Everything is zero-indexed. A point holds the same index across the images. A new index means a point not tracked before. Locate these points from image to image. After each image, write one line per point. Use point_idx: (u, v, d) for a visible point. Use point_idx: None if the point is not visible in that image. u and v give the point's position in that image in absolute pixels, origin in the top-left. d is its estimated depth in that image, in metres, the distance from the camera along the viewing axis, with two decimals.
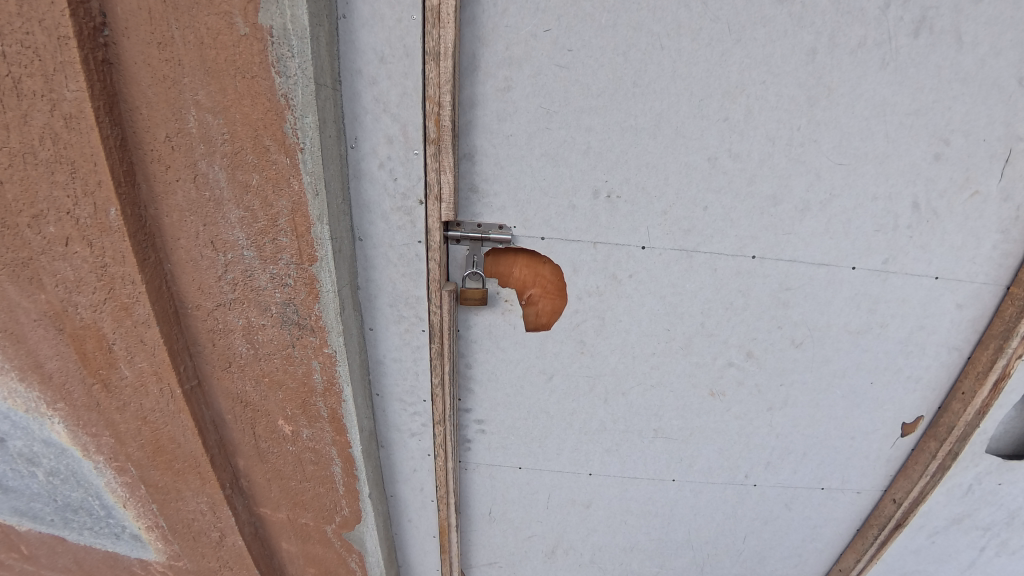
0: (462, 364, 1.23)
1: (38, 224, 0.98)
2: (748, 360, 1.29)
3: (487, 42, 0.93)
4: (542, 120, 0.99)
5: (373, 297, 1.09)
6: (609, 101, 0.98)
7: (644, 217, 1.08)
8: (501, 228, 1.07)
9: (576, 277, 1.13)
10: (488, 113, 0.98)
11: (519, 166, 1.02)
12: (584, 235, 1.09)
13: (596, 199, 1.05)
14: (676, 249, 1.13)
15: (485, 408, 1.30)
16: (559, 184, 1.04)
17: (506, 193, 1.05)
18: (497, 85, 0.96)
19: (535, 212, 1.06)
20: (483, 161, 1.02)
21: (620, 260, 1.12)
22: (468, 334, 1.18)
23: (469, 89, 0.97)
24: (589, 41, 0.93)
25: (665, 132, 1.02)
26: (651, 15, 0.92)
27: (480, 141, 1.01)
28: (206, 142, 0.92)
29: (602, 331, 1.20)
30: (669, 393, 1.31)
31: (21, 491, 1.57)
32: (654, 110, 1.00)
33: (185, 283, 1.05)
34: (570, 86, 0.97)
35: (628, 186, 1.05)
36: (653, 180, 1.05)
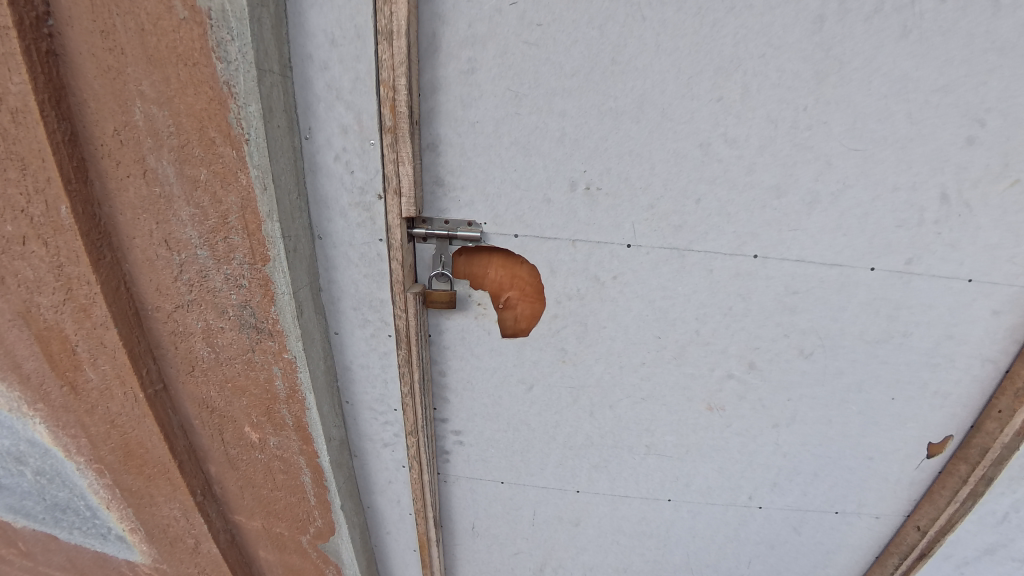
0: (435, 371, 1.15)
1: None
2: (749, 373, 1.18)
3: (447, 20, 0.85)
4: (511, 105, 0.90)
5: (335, 299, 1.03)
6: (584, 83, 0.89)
7: (628, 213, 0.98)
8: (471, 224, 0.99)
9: (554, 280, 1.04)
10: (451, 98, 0.90)
11: (487, 156, 0.94)
12: (561, 232, 0.98)
13: (573, 192, 0.95)
14: (666, 248, 1.02)
15: (462, 417, 1.22)
16: (532, 176, 0.94)
17: (474, 187, 0.96)
18: (460, 66, 0.88)
19: (506, 208, 0.97)
20: (447, 151, 0.94)
21: (602, 261, 1.01)
22: (440, 339, 1.10)
23: (429, 72, 0.89)
24: (561, 14, 0.84)
25: (649, 116, 0.92)
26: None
27: (444, 129, 0.92)
28: (153, 136, 0.87)
29: (585, 338, 1.10)
30: (661, 407, 1.21)
31: (15, 489, 1.59)
32: (636, 93, 0.90)
33: (145, 285, 1.01)
34: (540, 67, 0.88)
35: (609, 178, 0.95)
36: (636, 171, 0.95)
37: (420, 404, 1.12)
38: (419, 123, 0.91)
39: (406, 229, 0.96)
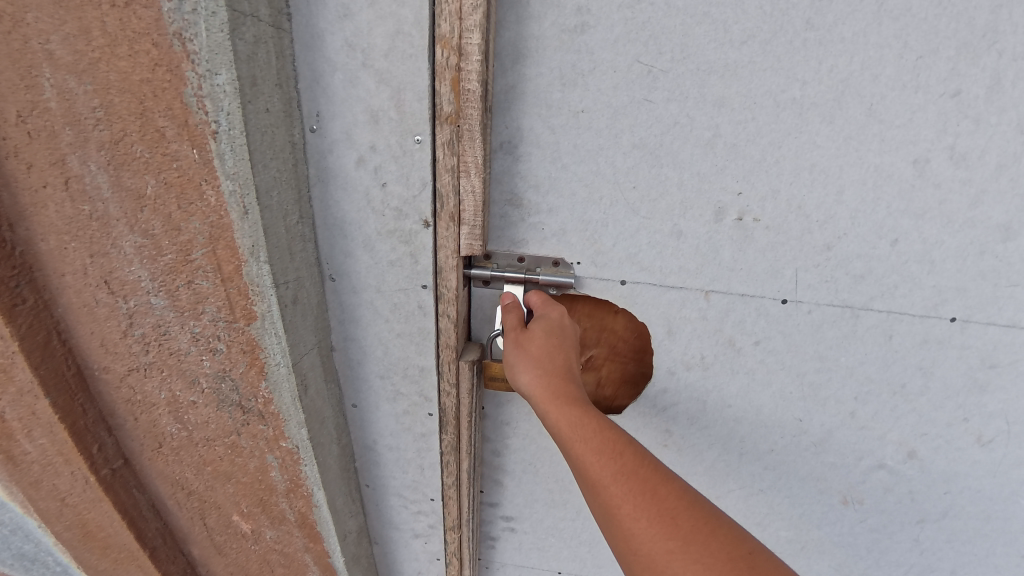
0: (488, 449, 0.85)
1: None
2: (905, 463, 0.77)
3: None
4: (639, 84, 0.57)
5: (356, 360, 0.72)
6: (758, 55, 0.55)
7: (792, 256, 0.65)
8: (558, 263, 0.68)
9: (671, 344, 0.72)
10: (544, 72, 0.58)
11: (592, 165, 0.62)
12: (690, 279, 0.67)
13: (719, 224, 0.64)
14: (833, 305, 0.67)
15: (516, 504, 0.91)
16: (659, 199, 0.63)
17: (566, 210, 0.65)
18: (564, 21, 0.55)
19: (613, 241, 0.66)
20: (530, 154, 0.62)
21: (745, 320, 0.69)
22: (500, 411, 0.81)
23: (513, 31, 0.57)
24: None
25: (843, 114, 0.58)
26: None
27: (529, 122, 0.60)
28: (71, 121, 0.53)
29: (699, 420, 0.77)
30: (779, 500, 0.84)
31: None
32: (832, 76, 0.56)
33: (84, 339, 0.70)
34: (690, 25, 0.54)
35: (773, 204, 0.62)
36: (810, 195, 0.62)
37: (467, 498, 0.82)
38: (490, 111, 0.59)
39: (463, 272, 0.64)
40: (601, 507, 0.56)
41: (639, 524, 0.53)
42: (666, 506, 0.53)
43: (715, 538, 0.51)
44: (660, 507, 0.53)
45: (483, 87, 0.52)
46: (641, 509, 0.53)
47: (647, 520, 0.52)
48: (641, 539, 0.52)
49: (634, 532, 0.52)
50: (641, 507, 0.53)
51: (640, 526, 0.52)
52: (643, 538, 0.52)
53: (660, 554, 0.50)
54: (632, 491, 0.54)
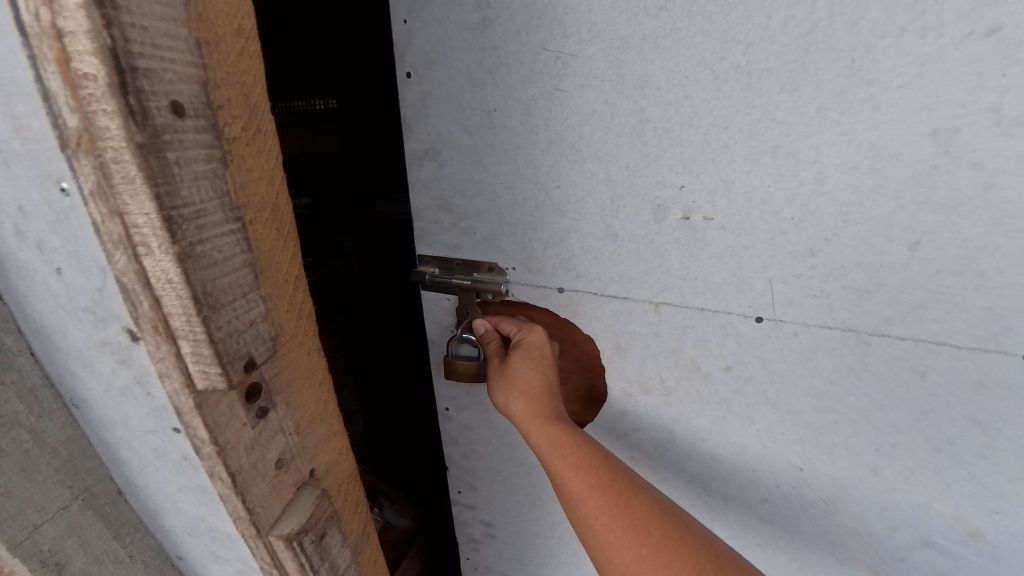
0: (456, 453, 0.85)
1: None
2: (965, 548, 0.55)
3: None
4: (550, 76, 0.52)
5: (143, 490, 0.48)
6: (682, 21, 0.45)
7: (761, 263, 0.52)
8: (489, 267, 0.66)
9: (623, 362, 0.64)
10: (456, 74, 0.56)
11: (512, 165, 0.58)
12: (635, 287, 0.59)
13: (662, 225, 0.54)
14: (829, 327, 0.52)
15: (490, 511, 0.88)
16: (586, 199, 0.56)
17: (494, 212, 0.62)
18: (466, 19, 0.52)
19: (546, 246, 0.61)
20: (454, 159, 0.60)
21: (708, 340, 0.58)
22: (461, 415, 0.80)
23: (422, 36, 0.55)
24: None
25: (812, 79, 0.44)
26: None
27: (443, 124, 0.59)
28: None
29: (668, 449, 0.67)
30: (787, 565, 0.66)
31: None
32: (789, 30, 0.43)
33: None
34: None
35: (726, 199, 0.51)
36: (778, 186, 0.48)
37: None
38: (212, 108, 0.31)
39: (240, 401, 0.37)
40: (575, 515, 0.56)
41: (612, 532, 0.53)
42: (639, 516, 0.53)
43: (683, 545, 0.52)
44: (633, 517, 0.53)
45: (110, 61, 0.25)
46: (615, 518, 0.54)
47: (621, 529, 0.53)
48: (615, 547, 0.53)
49: (608, 541, 0.53)
50: (615, 517, 0.54)
51: (614, 535, 0.53)
52: (616, 545, 0.53)
53: (632, 560, 0.52)
54: (606, 502, 0.54)
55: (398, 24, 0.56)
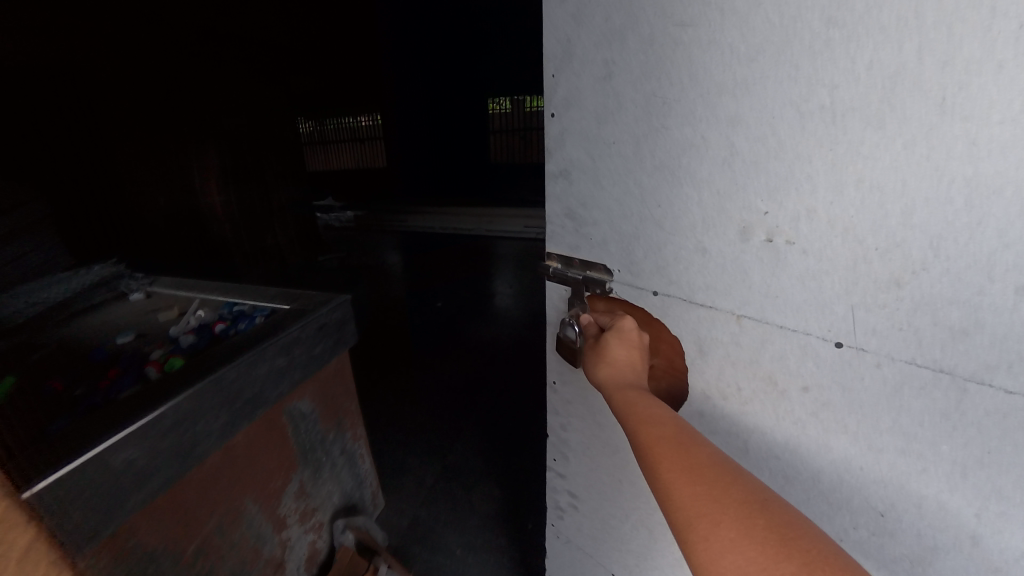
0: (556, 423, 1.00)
1: (147, 305, 1.89)
2: None
3: (582, 19, 0.68)
4: (655, 115, 0.64)
5: None
6: (771, 69, 0.53)
7: (842, 289, 0.53)
8: (598, 267, 0.80)
9: (704, 365, 0.71)
10: (586, 114, 0.73)
11: (623, 186, 0.72)
12: (719, 299, 0.65)
13: (745, 245, 0.61)
14: (917, 364, 0.50)
15: (577, 484, 1.00)
16: (679, 216, 0.66)
17: (606, 223, 0.76)
18: (596, 72, 0.69)
19: (644, 254, 0.72)
20: (580, 178, 0.77)
21: (785, 358, 0.61)
22: (564, 389, 0.96)
23: (566, 86, 0.74)
24: None
25: (900, 115, 0.45)
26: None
27: (574, 150, 0.77)
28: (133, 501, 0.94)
29: (743, 459, 0.70)
30: None
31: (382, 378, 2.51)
32: (874, 72, 0.46)
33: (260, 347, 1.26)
34: (695, 55, 0.58)
35: (809, 225, 0.54)
36: (861, 215, 0.50)
37: (260, 536, 1.30)
38: None
39: None
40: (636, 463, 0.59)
41: (669, 473, 0.55)
42: (695, 461, 0.55)
43: (732, 486, 0.53)
44: (689, 461, 0.55)
45: None
46: (673, 461, 0.55)
47: (677, 470, 0.54)
48: (673, 488, 0.54)
49: (666, 482, 0.55)
50: (673, 460, 0.55)
51: (672, 476, 0.54)
52: (674, 485, 0.54)
53: (687, 498, 0.53)
54: (664, 447, 0.57)
55: (549, 78, 0.76)
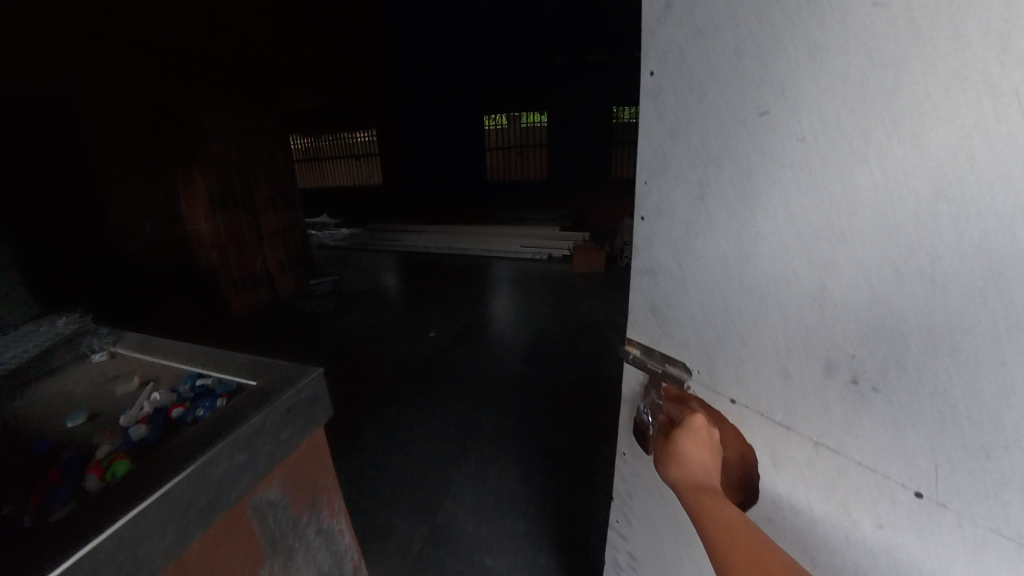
0: (622, 488, 1.06)
1: (108, 368, 1.41)
2: None
3: (677, 138, 0.71)
4: (744, 241, 0.65)
5: None
6: (871, 225, 0.50)
7: (927, 442, 0.51)
8: (679, 363, 0.83)
9: (776, 477, 0.71)
10: (676, 225, 0.76)
11: (709, 297, 0.74)
12: (797, 421, 0.65)
13: (829, 382, 0.59)
14: (1003, 534, 0.46)
15: (638, 548, 1.06)
16: (762, 337, 0.67)
17: (690, 327, 0.79)
18: (689, 189, 0.71)
19: (724, 359, 0.74)
20: (667, 280, 0.81)
21: (861, 492, 0.59)
22: (630, 460, 1.02)
23: (657, 194, 0.77)
24: (839, 117, 0.51)
25: (1009, 294, 0.41)
26: (1013, 15, 0.38)
27: (661, 255, 0.81)
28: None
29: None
30: None
31: (401, 410, 2.45)
32: (982, 250, 0.42)
33: (251, 400, 1.05)
34: (792, 195, 0.57)
35: (897, 379, 0.51)
36: (952, 381, 0.47)
37: None
38: None
39: None
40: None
41: None
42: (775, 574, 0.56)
43: None
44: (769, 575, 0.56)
45: None
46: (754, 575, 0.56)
47: None
48: None
49: None
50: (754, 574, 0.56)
51: None
52: None
53: None
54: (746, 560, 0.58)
55: (641, 183, 0.81)
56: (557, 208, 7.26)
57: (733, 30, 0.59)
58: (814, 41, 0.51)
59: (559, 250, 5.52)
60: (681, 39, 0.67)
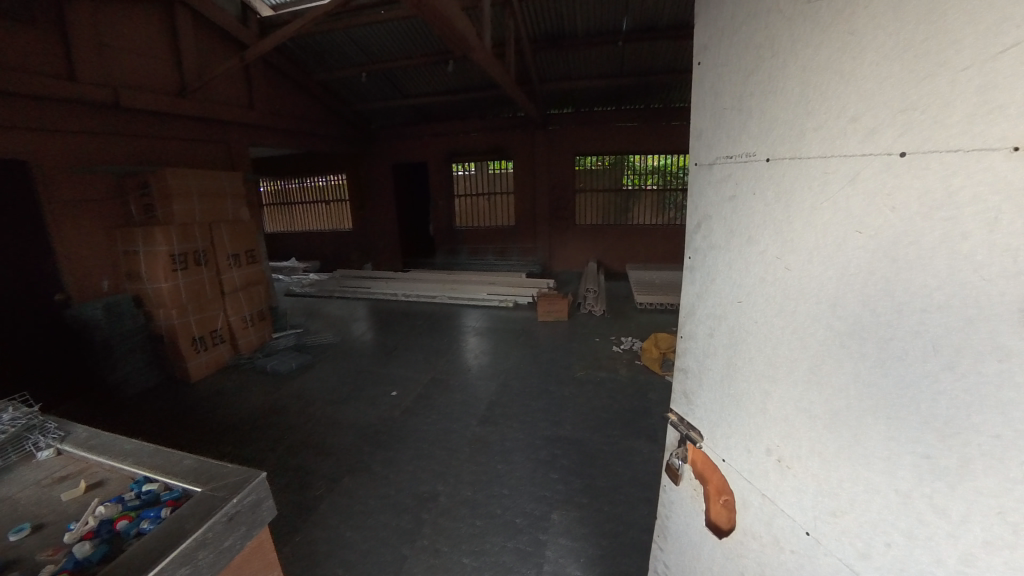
0: (660, 518, 1.26)
1: (56, 467, 1.41)
2: None
3: (703, 298, 1.03)
4: (727, 369, 0.97)
5: None
6: (781, 377, 0.82)
7: (808, 503, 0.78)
8: (698, 430, 1.08)
9: (745, 514, 0.94)
10: (697, 347, 1.08)
11: (714, 395, 1.02)
12: (753, 479, 0.91)
13: (765, 457, 0.87)
14: (840, 566, 0.74)
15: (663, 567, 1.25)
16: (732, 430, 0.96)
17: (703, 412, 1.06)
18: (705, 329, 1.04)
19: (720, 433, 1.00)
20: (688, 379, 1.12)
21: (781, 527, 0.85)
22: (665, 494, 1.23)
23: (689, 325, 1.10)
24: (769, 320, 0.83)
25: (838, 432, 0.72)
26: (834, 310, 0.70)
27: (690, 362, 1.11)
28: None
29: None
30: None
31: (358, 481, 2.47)
32: (826, 413, 0.73)
33: (195, 513, 1.08)
34: (752, 352, 0.89)
35: (798, 465, 0.80)
36: (820, 471, 0.75)
37: None
38: None
39: None
40: None
41: None
42: None
43: None
44: None
45: None
46: None
47: None
48: None
49: None
50: None
51: None
52: None
53: None
54: None
55: (683, 323, 1.13)
56: (523, 254, 7.50)
57: (727, 251, 0.93)
58: (762, 277, 0.84)
59: (522, 298, 5.69)
60: (704, 246, 1.01)
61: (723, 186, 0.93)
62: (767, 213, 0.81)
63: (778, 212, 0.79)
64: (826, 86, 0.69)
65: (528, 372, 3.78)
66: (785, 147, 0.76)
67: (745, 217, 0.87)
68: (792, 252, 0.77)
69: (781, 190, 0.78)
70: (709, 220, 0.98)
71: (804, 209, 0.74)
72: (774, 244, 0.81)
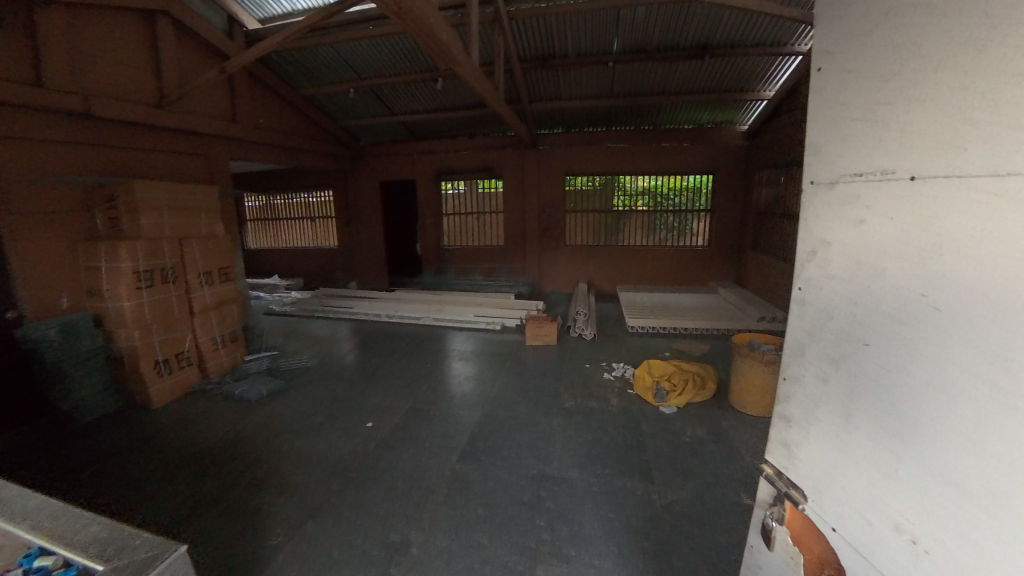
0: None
1: None
2: None
3: (815, 337, 0.84)
4: (842, 422, 0.78)
5: None
6: (916, 438, 0.65)
7: None
8: (798, 488, 0.88)
9: None
10: (803, 391, 0.87)
11: (829, 453, 0.81)
12: (870, 557, 0.73)
13: (893, 535, 0.69)
14: None
15: None
16: (842, 495, 0.78)
17: (810, 471, 0.85)
18: (816, 370, 0.83)
19: (830, 494, 0.81)
20: (788, 428, 0.91)
21: None
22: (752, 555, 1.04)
23: (794, 366, 0.90)
24: (903, 370, 0.66)
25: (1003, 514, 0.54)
26: (999, 365, 0.54)
27: (796, 410, 0.89)
28: None
29: None
30: None
31: (323, 526, 2.23)
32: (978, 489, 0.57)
33: None
34: (877, 406, 0.71)
35: (940, 548, 0.62)
36: (971, 561, 0.58)
37: None
38: None
39: None
40: None
41: None
42: None
43: None
44: None
45: None
46: None
47: None
48: None
49: None
50: None
51: None
52: None
53: None
54: None
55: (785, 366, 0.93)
56: (512, 275, 7.36)
57: (850, 285, 0.75)
58: (897, 317, 0.67)
59: (510, 320, 5.52)
60: (820, 277, 0.82)
61: (845, 209, 0.75)
62: (905, 241, 0.65)
63: (920, 240, 0.63)
64: (984, 96, 0.55)
65: (516, 400, 3.57)
66: (936, 161, 0.60)
67: (873, 242, 0.70)
68: (945, 290, 0.60)
69: (928, 214, 0.62)
70: (828, 247, 0.79)
71: (959, 238, 0.58)
72: (917, 278, 0.64)
